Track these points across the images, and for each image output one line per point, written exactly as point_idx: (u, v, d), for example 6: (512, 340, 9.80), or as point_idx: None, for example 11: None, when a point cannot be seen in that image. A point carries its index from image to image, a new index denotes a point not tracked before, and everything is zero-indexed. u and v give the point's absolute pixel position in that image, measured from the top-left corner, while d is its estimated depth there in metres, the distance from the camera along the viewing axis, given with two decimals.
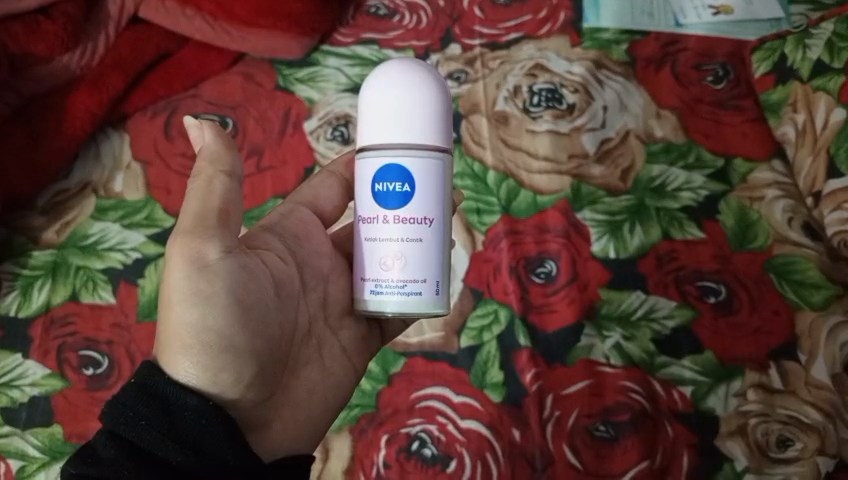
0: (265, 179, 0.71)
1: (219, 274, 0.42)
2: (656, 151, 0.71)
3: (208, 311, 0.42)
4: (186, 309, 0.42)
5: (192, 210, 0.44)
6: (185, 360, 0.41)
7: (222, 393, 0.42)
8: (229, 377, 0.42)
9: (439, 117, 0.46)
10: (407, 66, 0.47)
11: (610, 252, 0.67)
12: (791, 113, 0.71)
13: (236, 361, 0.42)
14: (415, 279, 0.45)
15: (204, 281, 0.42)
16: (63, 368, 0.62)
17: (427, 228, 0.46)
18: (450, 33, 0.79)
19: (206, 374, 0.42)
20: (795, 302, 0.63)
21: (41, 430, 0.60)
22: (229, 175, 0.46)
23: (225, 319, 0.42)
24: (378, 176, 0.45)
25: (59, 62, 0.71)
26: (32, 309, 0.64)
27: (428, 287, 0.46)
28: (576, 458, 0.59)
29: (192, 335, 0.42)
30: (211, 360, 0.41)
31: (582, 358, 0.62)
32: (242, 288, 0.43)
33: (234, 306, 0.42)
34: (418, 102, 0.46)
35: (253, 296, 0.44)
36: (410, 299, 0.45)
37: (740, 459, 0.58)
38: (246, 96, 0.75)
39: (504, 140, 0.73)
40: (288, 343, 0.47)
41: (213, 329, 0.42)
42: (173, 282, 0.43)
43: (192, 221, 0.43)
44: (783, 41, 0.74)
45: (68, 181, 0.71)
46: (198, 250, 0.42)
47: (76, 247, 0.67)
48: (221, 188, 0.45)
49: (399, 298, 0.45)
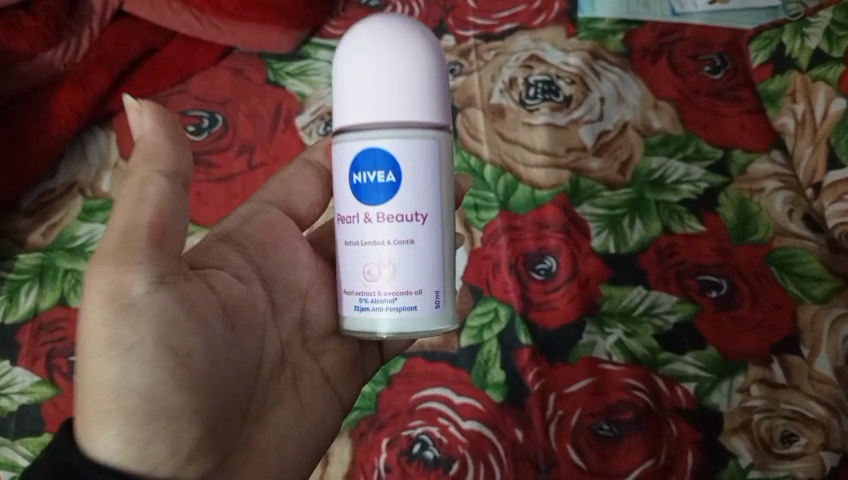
0: (258, 176, 0.69)
1: (143, 313, 0.39)
2: (655, 143, 0.71)
3: (131, 365, 0.38)
4: (107, 366, 0.38)
5: (120, 227, 0.40)
6: (109, 426, 0.38)
7: (156, 467, 0.39)
8: (161, 446, 0.38)
9: (433, 93, 0.44)
10: (399, 31, 0.44)
11: (610, 247, 0.66)
12: (790, 103, 0.70)
13: (170, 426, 0.39)
14: (409, 292, 0.44)
15: (130, 326, 0.38)
16: (54, 375, 0.60)
17: (420, 229, 0.44)
18: (444, 24, 0.77)
19: (131, 445, 0.38)
20: (797, 295, 0.63)
21: (31, 440, 0.59)
22: (170, 179, 0.42)
23: (155, 372, 0.38)
24: (359, 165, 0.43)
25: (42, 58, 0.69)
26: (19, 314, 0.62)
27: (424, 300, 0.44)
28: (580, 457, 0.58)
29: (116, 396, 0.38)
30: (137, 428, 0.38)
31: (585, 355, 0.61)
32: (175, 331, 0.39)
33: (162, 357, 0.39)
34: (410, 79, 0.43)
35: (191, 339, 0.40)
36: (405, 313, 0.44)
37: (745, 455, 0.57)
38: (235, 91, 0.73)
39: (500, 133, 0.72)
40: (241, 392, 0.44)
41: (137, 388, 0.38)
42: (93, 329, 0.39)
43: (116, 243, 0.40)
44: (781, 29, 0.73)
45: (54, 181, 0.69)
46: (121, 287, 0.39)
47: (63, 249, 0.65)
48: (154, 193, 0.41)
49: (391, 312, 0.44)
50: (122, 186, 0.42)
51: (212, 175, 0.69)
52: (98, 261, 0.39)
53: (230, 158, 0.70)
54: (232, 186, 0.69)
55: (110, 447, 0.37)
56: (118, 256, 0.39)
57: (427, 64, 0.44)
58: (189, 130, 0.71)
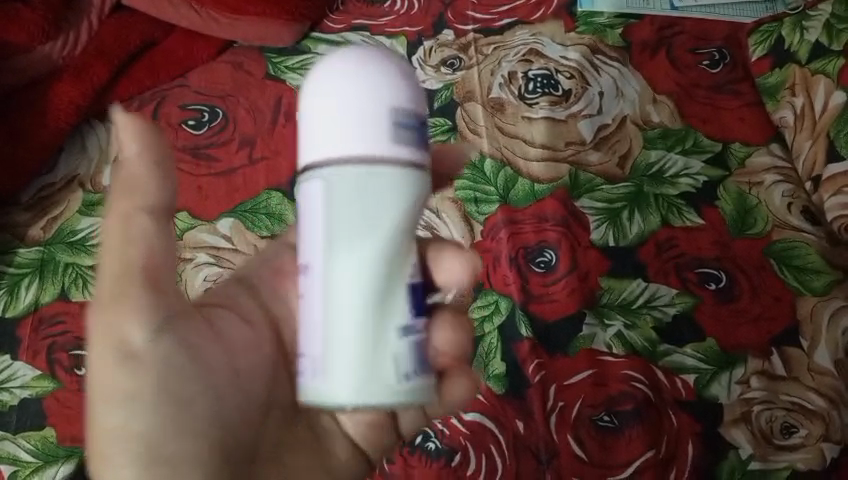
0: (258, 170, 0.69)
1: (144, 361, 0.38)
2: (654, 137, 0.71)
3: (135, 414, 0.38)
4: (112, 413, 0.38)
5: (111, 270, 0.39)
6: (112, 479, 0.37)
7: None
8: None
9: (392, 118, 0.38)
10: (359, 58, 0.39)
11: (610, 240, 0.66)
12: (790, 97, 0.72)
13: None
14: (373, 363, 0.37)
15: (132, 374, 0.38)
16: (54, 369, 0.60)
17: (390, 290, 0.38)
18: (443, 18, 0.78)
19: None
20: (796, 287, 0.63)
21: (33, 433, 0.58)
22: (157, 220, 0.40)
23: (154, 426, 0.38)
24: (324, 206, 0.38)
25: (40, 51, 0.70)
26: (20, 308, 0.62)
27: (388, 373, 0.37)
28: (580, 448, 0.57)
29: (117, 449, 0.38)
30: (145, 475, 0.37)
31: (585, 347, 0.61)
32: (178, 377, 0.39)
33: (163, 406, 0.38)
34: (362, 105, 0.38)
35: (194, 385, 0.39)
36: (366, 387, 0.37)
37: (745, 446, 0.57)
38: (235, 85, 0.73)
39: (500, 127, 0.72)
40: (253, 442, 0.42)
41: (143, 435, 0.38)
42: (97, 380, 0.39)
43: (113, 286, 0.39)
44: (780, 24, 0.75)
45: (53, 175, 0.69)
46: (118, 338, 0.38)
47: (63, 243, 0.65)
48: (145, 233, 0.39)
49: (351, 384, 0.37)
50: (108, 220, 0.40)
51: (213, 168, 0.69)
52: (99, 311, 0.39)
53: (230, 152, 0.70)
54: (233, 180, 0.68)
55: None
56: (114, 304, 0.38)
57: (388, 89, 0.38)
58: (189, 124, 0.71)
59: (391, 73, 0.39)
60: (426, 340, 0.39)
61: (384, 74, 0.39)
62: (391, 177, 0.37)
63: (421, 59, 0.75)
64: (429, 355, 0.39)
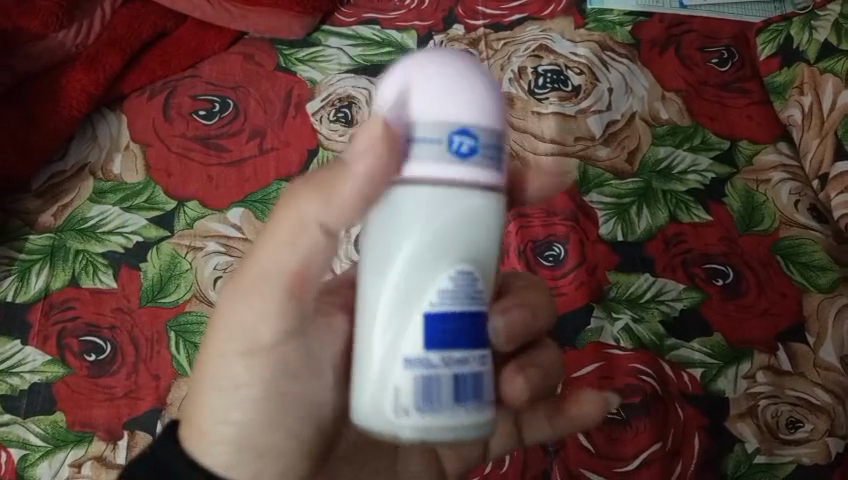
0: (269, 160, 0.69)
1: (264, 359, 0.40)
2: (662, 134, 0.71)
3: (238, 402, 0.40)
4: (220, 397, 0.41)
5: (267, 265, 0.39)
6: (210, 445, 0.41)
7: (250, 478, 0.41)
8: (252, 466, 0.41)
9: (424, 137, 0.35)
10: (416, 68, 0.36)
11: (618, 235, 0.66)
12: (797, 96, 0.72)
13: (255, 460, 0.41)
14: (434, 396, 0.34)
15: (248, 369, 0.40)
16: (64, 354, 0.60)
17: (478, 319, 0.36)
18: (453, 13, 0.79)
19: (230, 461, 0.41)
20: (802, 284, 0.63)
21: (43, 418, 0.58)
22: (327, 233, 0.38)
23: (254, 413, 0.41)
24: (437, 226, 0.35)
25: (54, 39, 0.70)
26: (31, 294, 0.62)
27: (451, 407, 0.34)
28: (588, 440, 0.58)
29: (218, 420, 0.40)
30: (234, 449, 0.41)
31: (592, 340, 0.61)
32: (284, 378, 0.41)
33: (265, 400, 0.41)
34: (395, 122, 0.35)
35: (293, 388, 0.41)
36: (423, 419, 0.34)
37: (751, 440, 0.57)
38: (246, 76, 0.74)
39: (510, 121, 0.72)
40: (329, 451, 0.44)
41: (235, 421, 0.40)
42: (213, 353, 0.41)
43: (257, 283, 0.39)
44: (789, 23, 0.75)
45: (64, 163, 0.69)
46: (242, 323, 0.40)
47: (74, 230, 0.65)
48: (307, 242, 0.38)
49: (410, 414, 0.34)
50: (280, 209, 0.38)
51: (224, 158, 0.69)
52: (234, 290, 0.40)
53: (241, 142, 0.70)
54: (244, 170, 0.69)
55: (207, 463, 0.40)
56: (250, 292, 0.40)
57: (428, 105, 0.35)
58: (200, 114, 0.71)
59: (438, 86, 0.35)
60: (470, 372, 0.35)
61: (434, 91, 0.35)
62: (419, 200, 0.35)
63: None
64: (476, 389, 0.35)
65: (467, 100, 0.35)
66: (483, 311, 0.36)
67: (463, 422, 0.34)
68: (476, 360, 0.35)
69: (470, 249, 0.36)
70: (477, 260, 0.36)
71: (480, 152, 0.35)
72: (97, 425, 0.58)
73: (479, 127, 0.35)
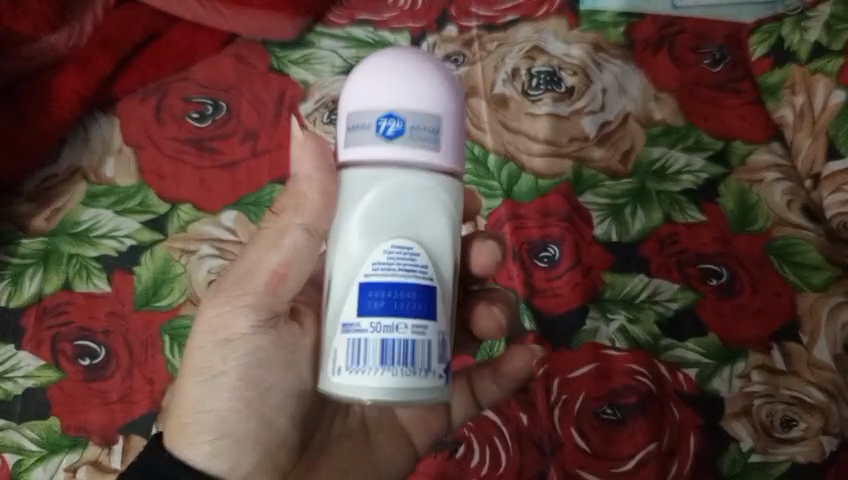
0: (262, 163, 0.69)
1: (237, 350, 0.48)
2: (656, 134, 0.71)
3: (217, 391, 0.48)
4: (198, 385, 0.48)
5: (246, 267, 0.47)
6: (193, 434, 0.47)
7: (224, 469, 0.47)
8: (225, 454, 0.47)
9: (362, 127, 0.42)
10: (363, 66, 0.43)
11: (613, 236, 0.66)
12: (790, 95, 0.73)
13: (234, 447, 0.48)
14: (364, 360, 0.40)
15: (223, 360, 0.48)
16: (58, 359, 0.60)
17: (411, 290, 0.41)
18: (447, 14, 0.78)
19: (208, 451, 0.47)
20: (796, 283, 0.64)
21: (37, 423, 0.58)
22: (306, 235, 0.46)
23: (230, 399, 0.48)
24: (370, 202, 0.42)
25: (45, 41, 0.70)
26: (23, 298, 0.62)
27: (379, 369, 0.40)
28: (584, 441, 0.58)
29: (204, 414, 0.47)
30: (212, 438, 0.47)
31: (588, 341, 0.61)
32: (256, 367, 0.48)
33: (240, 387, 0.48)
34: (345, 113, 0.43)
35: (266, 375, 0.48)
36: (356, 379, 0.40)
37: (746, 439, 0.58)
38: (239, 78, 0.73)
39: (504, 123, 0.72)
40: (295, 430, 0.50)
41: (212, 409, 0.47)
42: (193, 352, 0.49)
43: (240, 281, 0.48)
44: (780, 23, 0.76)
45: (57, 167, 0.69)
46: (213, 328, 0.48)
47: (67, 234, 0.65)
48: (286, 246, 0.46)
49: (347, 375, 0.41)
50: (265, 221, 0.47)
51: (217, 161, 0.69)
52: (212, 301, 0.48)
53: (234, 144, 0.70)
54: (238, 172, 0.68)
55: (195, 457, 0.47)
56: (227, 299, 0.48)
57: (367, 98, 0.42)
58: (193, 117, 0.71)
59: (377, 82, 0.42)
60: (400, 341, 0.40)
61: (373, 86, 0.42)
62: (361, 181, 0.42)
63: None
64: (405, 359, 0.40)
65: (398, 93, 0.42)
66: (417, 282, 0.41)
67: (388, 381, 0.40)
68: (407, 330, 0.40)
69: (408, 224, 0.42)
70: (416, 232, 0.42)
71: (408, 133, 0.41)
72: (91, 429, 0.57)
73: (404, 112, 0.42)
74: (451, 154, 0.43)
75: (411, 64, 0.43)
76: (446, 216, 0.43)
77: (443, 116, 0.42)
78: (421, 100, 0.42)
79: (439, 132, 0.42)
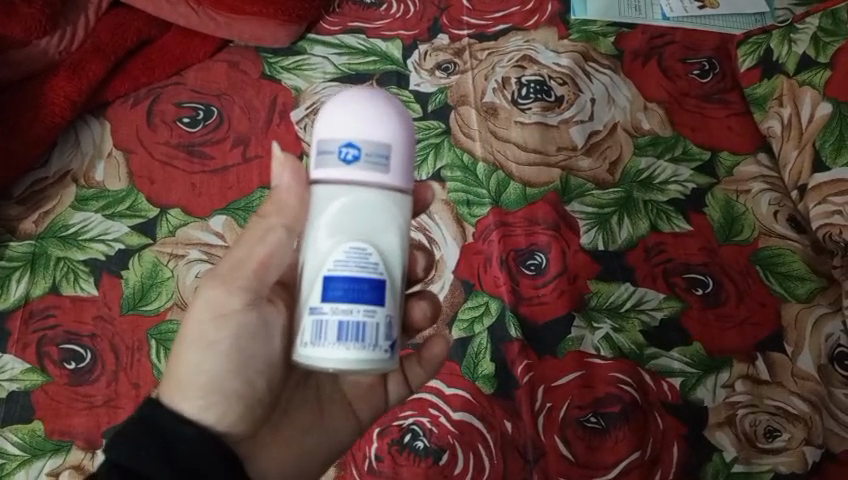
0: (252, 169, 0.69)
1: (232, 322, 0.45)
2: (644, 144, 0.72)
3: (209, 355, 0.45)
4: (192, 350, 0.45)
5: (235, 256, 0.46)
6: (184, 394, 0.44)
7: (215, 424, 0.44)
8: (217, 412, 0.44)
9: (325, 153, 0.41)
10: (334, 99, 0.43)
11: (599, 245, 0.66)
12: (777, 107, 0.72)
13: (224, 402, 0.45)
14: (323, 337, 0.39)
15: (218, 329, 0.45)
16: (44, 363, 0.60)
17: (373, 286, 0.40)
18: (438, 23, 0.79)
19: (200, 407, 0.44)
20: (781, 294, 0.64)
21: (21, 427, 0.57)
22: (288, 233, 0.45)
23: (223, 361, 0.45)
24: (334, 211, 0.40)
25: (37, 46, 0.70)
26: (10, 301, 0.62)
27: (336, 346, 0.39)
28: (568, 449, 0.58)
29: (194, 374, 0.45)
30: (203, 397, 0.44)
31: (573, 349, 0.62)
32: (249, 337, 0.46)
33: (233, 354, 0.45)
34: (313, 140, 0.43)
35: (255, 342, 0.46)
36: (315, 351, 0.39)
37: (729, 449, 0.58)
38: (231, 84, 0.74)
39: (493, 131, 0.73)
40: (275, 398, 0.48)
41: (207, 370, 0.45)
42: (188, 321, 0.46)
43: (229, 268, 0.46)
44: (769, 36, 0.76)
45: (47, 169, 0.69)
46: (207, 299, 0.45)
47: (56, 238, 0.65)
48: (272, 242, 0.45)
49: (309, 346, 0.39)
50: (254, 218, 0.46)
51: (207, 166, 0.69)
52: (209, 278, 0.46)
53: (225, 150, 0.70)
54: (227, 177, 0.69)
55: (184, 411, 0.44)
56: (221, 277, 0.46)
57: (331, 124, 0.41)
58: (184, 122, 0.71)
59: (343, 111, 0.41)
60: (352, 323, 0.39)
61: (339, 117, 0.41)
62: (321, 194, 0.41)
63: (416, 63, 0.76)
64: (361, 335, 0.39)
65: (360, 124, 0.41)
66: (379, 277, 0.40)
67: (343, 357, 0.39)
68: (359, 313, 0.39)
69: (364, 230, 0.40)
70: (372, 239, 0.40)
71: (365, 159, 0.40)
72: (75, 434, 0.57)
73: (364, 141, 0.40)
74: (403, 179, 0.41)
75: (379, 99, 0.42)
76: (405, 232, 0.42)
77: (404, 148, 0.41)
78: (384, 131, 0.41)
79: (397, 161, 0.41)
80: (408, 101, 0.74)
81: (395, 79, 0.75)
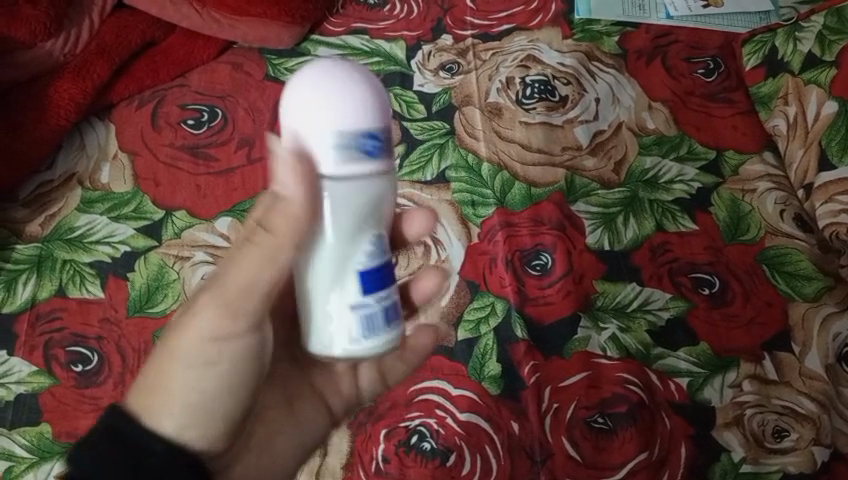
0: (257, 170, 0.69)
1: (231, 344, 0.42)
2: (649, 144, 0.72)
3: (202, 377, 0.42)
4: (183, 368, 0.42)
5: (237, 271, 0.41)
6: (169, 412, 0.41)
7: (195, 445, 0.42)
8: (200, 433, 0.42)
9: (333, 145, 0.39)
10: (317, 85, 0.40)
11: (605, 245, 0.66)
12: (782, 106, 0.72)
13: (208, 424, 0.42)
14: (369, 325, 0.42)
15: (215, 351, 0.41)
16: (51, 365, 0.60)
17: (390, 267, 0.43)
18: (442, 24, 0.79)
19: (184, 427, 0.42)
20: (788, 293, 0.64)
21: (29, 429, 0.57)
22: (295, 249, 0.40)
23: (214, 384, 0.42)
24: (359, 207, 0.40)
25: (42, 48, 0.70)
26: (17, 304, 0.62)
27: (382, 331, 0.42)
28: (576, 450, 0.58)
29: (182, 396, 0.41)
30: (187, 417, 0.42)
31: (580, 350, 0.61)
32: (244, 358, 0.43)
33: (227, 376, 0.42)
34: (311, 133, 0.40)
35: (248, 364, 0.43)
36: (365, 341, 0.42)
37: (737, 449, 0.58)
38: (235, 86, 0.74)
39: (498, 131, 0.72)
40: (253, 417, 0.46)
41: (196, 391, 0.42)
42: (178, 338, 0.42)
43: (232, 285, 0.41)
44: (774, 34, 0.75)
45: (52, 172, 0.69)
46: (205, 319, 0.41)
47: (62, 240, 0.65)
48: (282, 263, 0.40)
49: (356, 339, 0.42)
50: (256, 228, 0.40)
51: (212, 167, 0.69)
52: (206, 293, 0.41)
53: (230, 151, 0.70)
54: (232, 179, 0.69)
55: (167, 429, 0.41)
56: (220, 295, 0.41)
57: (338, 116, 0.39)
58: (189, 124, 0.71)
59: (345, 101, 0.40)
60: (388, 306, 0.43)
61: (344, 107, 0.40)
62: (337, 194, 0.40)
63: (420, 63, 0.76)
64: (393, 317, 0.43)
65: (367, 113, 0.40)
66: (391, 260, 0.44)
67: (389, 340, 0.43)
68: (391, 296, 0.43)
69: (380, 219, 0.42)
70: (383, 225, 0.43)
71: (381, 149, 0.41)
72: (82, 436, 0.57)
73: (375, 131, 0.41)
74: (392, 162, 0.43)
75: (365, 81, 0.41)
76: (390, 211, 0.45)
77: (390, 124, 0.42)
78: (380, 114, 0.41)
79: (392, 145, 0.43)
80: (412, 101, 0.74)
81: (399, 79, 0.75)
